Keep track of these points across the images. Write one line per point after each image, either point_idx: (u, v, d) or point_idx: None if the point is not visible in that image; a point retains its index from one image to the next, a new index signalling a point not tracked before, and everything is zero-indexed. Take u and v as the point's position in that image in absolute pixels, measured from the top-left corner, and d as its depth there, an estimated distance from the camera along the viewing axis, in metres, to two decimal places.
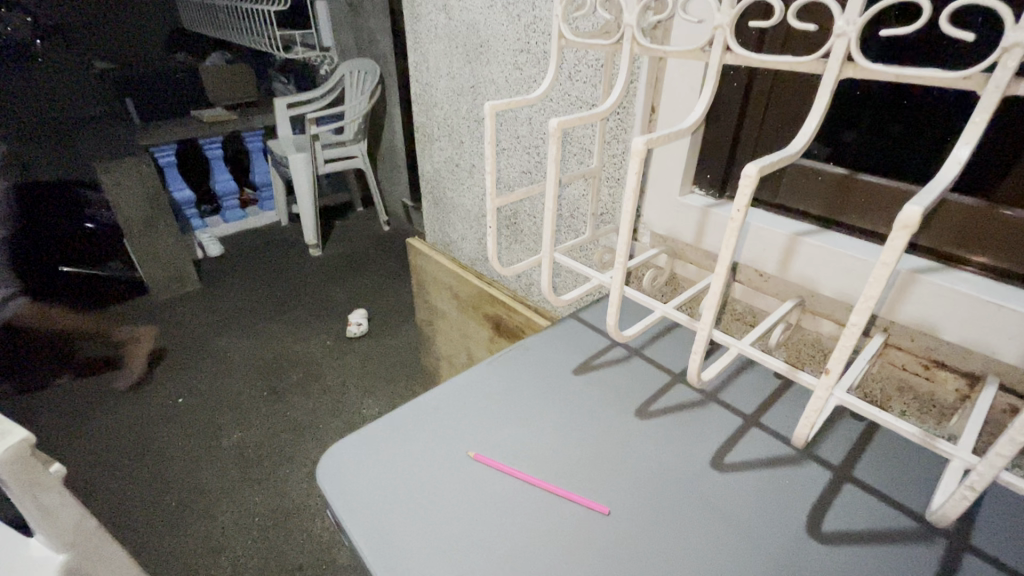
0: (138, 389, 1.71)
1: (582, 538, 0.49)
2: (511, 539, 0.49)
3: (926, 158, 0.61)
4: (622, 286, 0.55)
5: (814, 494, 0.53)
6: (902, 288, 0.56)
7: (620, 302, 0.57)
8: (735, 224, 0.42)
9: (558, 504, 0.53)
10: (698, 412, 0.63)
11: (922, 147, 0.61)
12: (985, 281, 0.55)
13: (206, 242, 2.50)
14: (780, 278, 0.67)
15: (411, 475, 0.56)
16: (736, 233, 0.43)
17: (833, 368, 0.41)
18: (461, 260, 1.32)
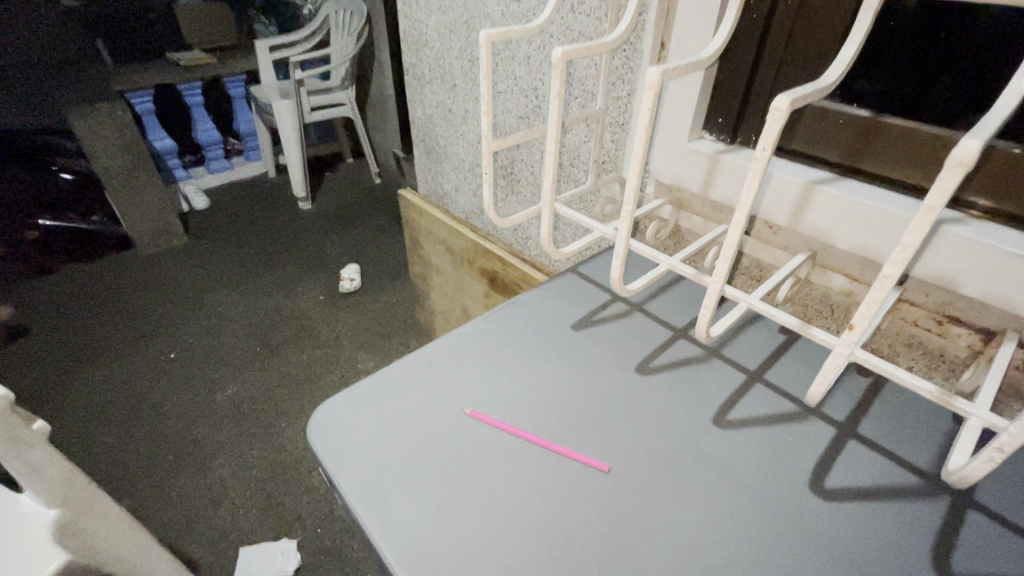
0: (127, 345, 1.68)
1: (581, 495, 0.48)
2: (508, 498, 0.48)
3: (963, 100, 0.55)
4: (628, 237, 0.52)
5: (818, 451, 0.52)
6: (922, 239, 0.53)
7: (625, 254, 0.54)
8: (760, 165, 0.38)
9: (556, 461, 0.51)
10: (700, 368, 0.61)
11: (959, 86, 0.55)
12: (1010, 232, 0.52)
13: (191, 194, 2.42)
14: (790, 231, 0.63)
15: (405, 432, 0.54)
16: (758, 176, 0.39)
17: (857, 324, 0.38)
18: (455, 213, 1.27)
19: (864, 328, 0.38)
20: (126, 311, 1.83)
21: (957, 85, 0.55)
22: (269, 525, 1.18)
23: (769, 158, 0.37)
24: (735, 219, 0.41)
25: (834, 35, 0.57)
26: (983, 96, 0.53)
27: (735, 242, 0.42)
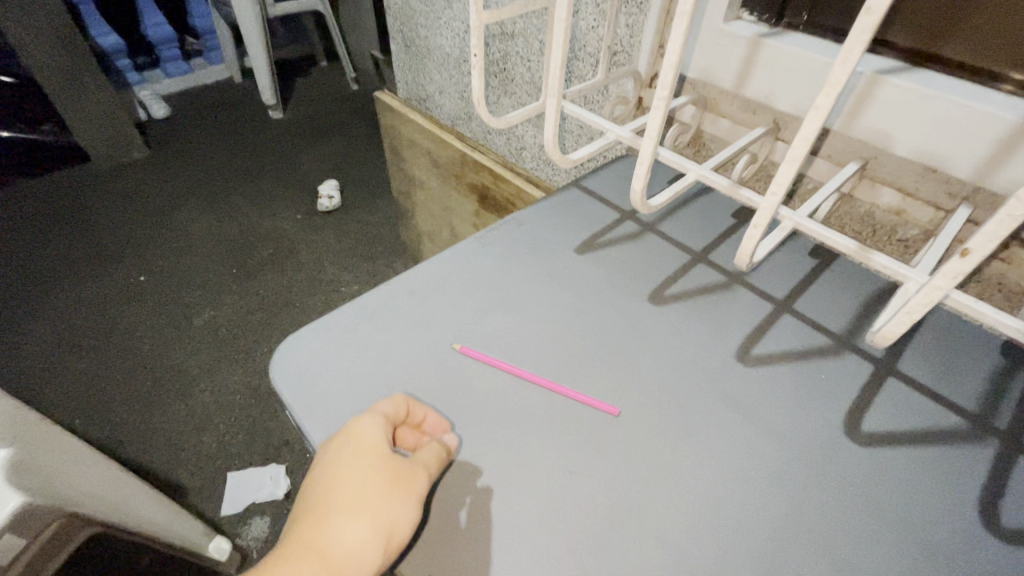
0: (92, 265, 1.58)
1: (589, 442, 0.43)
2: (503, 444, 0.42)
3: None
4: (660, 137, 0.41)
5: (854, 389, 0.46)
6: (1011, 144, 0.43)
7: (652, 161, 0.44)
8: (869, 23, 0.27)
9: (561, 405, 0.45)
10: (722, 295, 0.54)
11: None
12: None
13: (147, 101, 2.19)
14: (838, 135, 0.53)
15: (386, 372, 0.47)
16: (864, 38, 0.28)
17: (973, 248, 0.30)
18: (441, 120, 1.14)
19: (980, 253, 0.30)
20: (87, 228, 1.71)
21: None
22: (257, 450, 1.15)
23: (885, 9, 0.27)
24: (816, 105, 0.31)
25: None
26: None
27: (810, 138, 0.32)
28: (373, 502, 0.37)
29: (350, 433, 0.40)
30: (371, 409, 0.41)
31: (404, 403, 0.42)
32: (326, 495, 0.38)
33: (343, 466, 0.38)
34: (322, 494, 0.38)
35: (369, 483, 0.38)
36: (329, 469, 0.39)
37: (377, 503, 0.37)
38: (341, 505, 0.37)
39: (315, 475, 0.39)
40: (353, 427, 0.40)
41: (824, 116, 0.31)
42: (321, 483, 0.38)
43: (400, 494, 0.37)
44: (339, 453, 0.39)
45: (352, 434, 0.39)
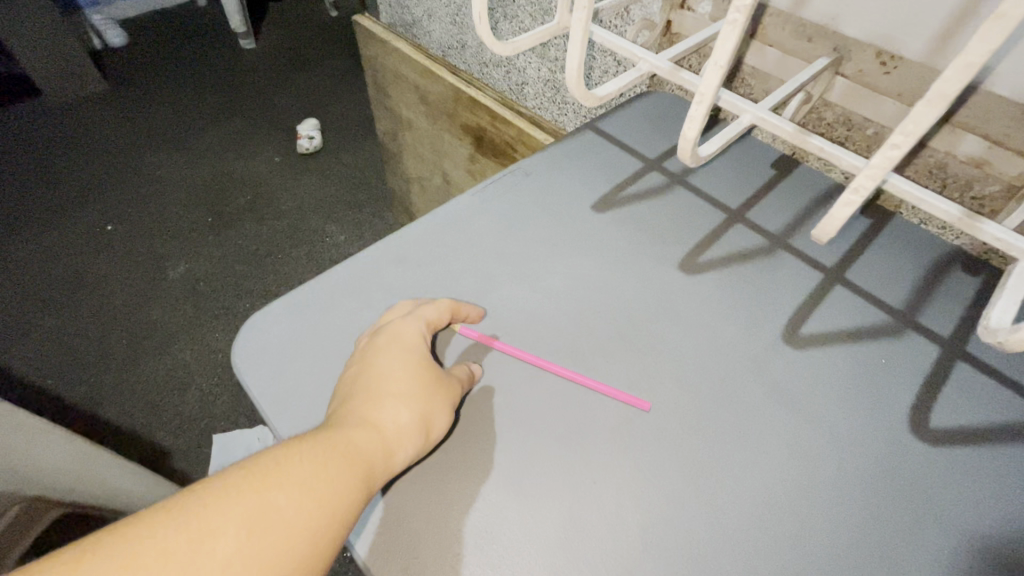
0: (53, 212, 1.46)
1: (615, 445, 0.36)
2: (513, 444, 0.36)
3: None
4: (728, 67, 0.33)
5: (918, 376, 0.40)
6: None
7: (709, 100, 0.35)
8: None
9: (581, 398, 0.38)
10: (763, 263, 0.46)
11: None
12: None
13: (102, 26, 1.95)
14: (918, 68, 0.44)
15: None
16: None
17: None
18: (429, 49, 1.00)
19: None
20: (43, 172, 1.56)
21: None
22: (242, 411, 1.10)
23: None
24: None
25: None
26: None
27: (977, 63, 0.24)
28: (422, 388, 0.36)
29: (391, 326, 0.38)
30: (410, 309, 0.40)
31: (450, 308, 0.40)
32: (366, 380, 0.36)
33: (389, 359, 0.37)
34: (361, 381, 0.36)
35: (413, 378, 0.37)
36: (366, 359, 0.37)
37: (425, 388, 0.36)
38: (386, 391, 0.36)
39: (349, 367, 0.38)
40: (392, 324, 0.39)
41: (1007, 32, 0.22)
42: (358, 372, 0.37)
43: (446, 383, 0.37)
44: (379, 343, 0.38)
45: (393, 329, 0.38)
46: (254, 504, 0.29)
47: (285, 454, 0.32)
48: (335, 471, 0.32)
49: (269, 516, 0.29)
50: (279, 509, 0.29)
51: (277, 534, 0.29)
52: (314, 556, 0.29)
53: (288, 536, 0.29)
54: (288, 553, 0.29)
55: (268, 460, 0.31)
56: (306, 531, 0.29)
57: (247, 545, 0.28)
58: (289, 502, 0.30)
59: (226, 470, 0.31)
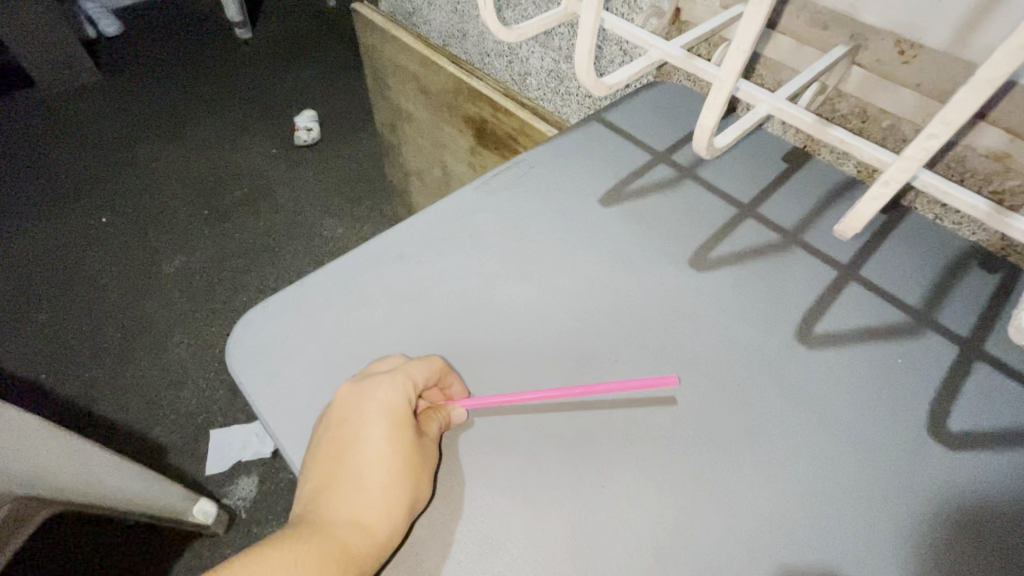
0: (46, 204, 1.44)
1: (627, 452, 0.35)
2: (518, 450, 0.35)
3: None
4: (750, 53, 0.31)
5: (937, 377, 0.38)
6: None
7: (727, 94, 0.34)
8: None
9: (589, 402, 0.37)
10: (776, 260, 0.45)
11: None
12: None
13: (96, 14, 1.92)
14: (941, 57, 0.42)
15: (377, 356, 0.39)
16: None
17: None
18: (429, 38, 0.98)
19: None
20: (36, 163, 1.54)
21: None
22: (238, 407, 1.09)
23: None
24: None
25: None
26: None
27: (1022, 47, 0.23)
28: (404, 475, 0.33)
29: (362, 394, 0.35)
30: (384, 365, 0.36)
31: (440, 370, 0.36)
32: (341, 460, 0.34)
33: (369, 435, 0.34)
34: (338, 462, 0.34)
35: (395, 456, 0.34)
36: (338, 433, 0.34)
37: (408, 473, 0.33)
38: (368, 475, 0.34)
39: (319, 439, 0.34)
40: (364, 388, 0.35)
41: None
42: (331, 448, 0.34)
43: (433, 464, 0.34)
44: (354, 415, 0.34)
45: (367, 397, 0.34)
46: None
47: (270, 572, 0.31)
48: None
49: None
50: None
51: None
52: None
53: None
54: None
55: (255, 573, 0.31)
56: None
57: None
58: None
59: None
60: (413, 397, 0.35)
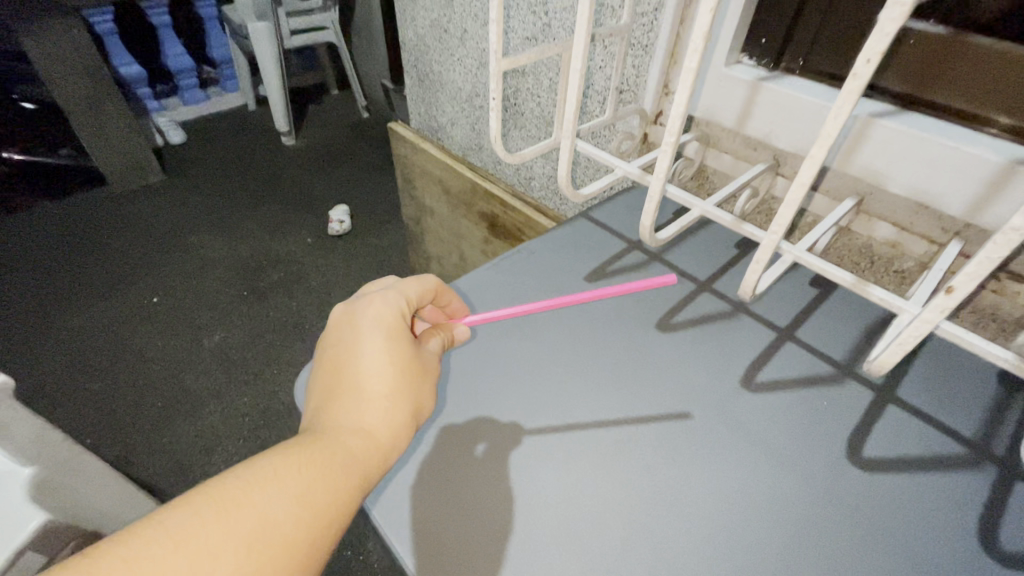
0: (106, 285, 1.61)
1: (610, 471, 0.44)
2: (525, 468, 0.44)
3: None
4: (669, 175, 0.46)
5: (855, 416, 0.48)
6: (996, 183, 0.46)
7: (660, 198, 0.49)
8: (858, 85, 0.30)
9: (585, 434, 0.46)
10: (727, 324, 0.56)
11: None
12: None
13: (165, 127, 2.25)
14: (835, 172, 0.56)
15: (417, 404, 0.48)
16: (855, 95, 0.31)
17: (958, 287, 0.31)
18: (451, 150, 1.18)
19: (966, 292, 0.31)
20: (100, 249, 1.73)
21: None
22: None
23: (872, 74, 0.30)
24: (813, 154, 0.34)
25: None
26: None
27: (807, 183, 0.36)
28: (402, 381, 0.42)
29: (360, 322, 0.45)
30: (374, 295, 0.47)
31: (432, 288, 0.50)
32: (344, 376, 0.43)
33: (371, 350, 0.43)
34: (345, 375, 0.43)
35: (396, 368, 0.43)
36: (342, 355, 0.44)
37: (405, 382, 0.43)
38: (369, 386, 0.42)
39: (332, 358, 0.44)
40: (361, 317, 0.45)
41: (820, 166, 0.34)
42: (338, 368, 0.43)
43: (422, 375, 0.44)
44: (355, 339, 0.44)
45: (367, 319, 0.45)
46: (254, 522, 0.32)
47: (275, 470, 0.35)
48: (317, 487, 0.35)
49: (270, 531, 0.33)
50: (269, 526, 0.33)
51: (281, 543, 0.33)
52: (319, 556, 0.34)
53: (289, 544, 0.33)
54: (293, 559, 0.33)
55: (261, 477, 0.35)
56: (311, 534, 0.34)
57: (254, 563, 0.31)
58: (270, 520, 0.33)
59: (207, 487, 0.33)
60: (405, 315, 0.47)
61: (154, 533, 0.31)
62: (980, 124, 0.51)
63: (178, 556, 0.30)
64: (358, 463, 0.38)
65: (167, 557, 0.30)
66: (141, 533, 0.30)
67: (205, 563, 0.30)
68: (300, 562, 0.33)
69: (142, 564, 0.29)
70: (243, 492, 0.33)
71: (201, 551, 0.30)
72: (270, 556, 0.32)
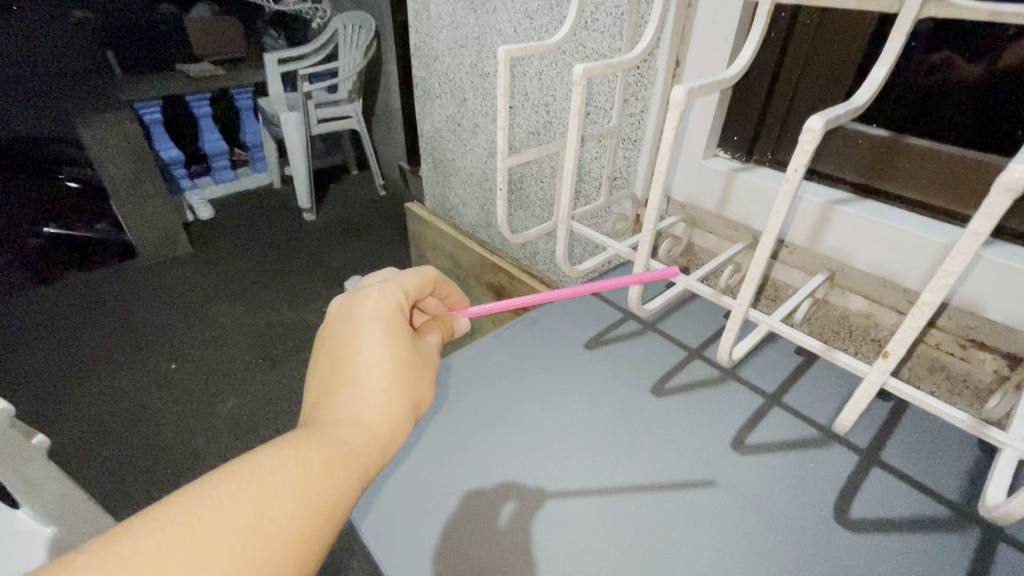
0: (128, 352, 1.67)
1: (618, 533, 0.45)
2: (545, 525, 0.46)
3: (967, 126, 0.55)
4: (650, 255, 0.53)
5: (841, 478, 0.50)
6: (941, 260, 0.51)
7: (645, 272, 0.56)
8: (792, 186, 0.37)
9: (599, 496, 0.48)
10: (717, 389, 0.60)
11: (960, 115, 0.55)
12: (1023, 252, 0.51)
13: (196, 204, 2.40)
14: (808, 250, 0.63)
15: (438, 469, 0.51)
16: (790, 196, 0.38)
17: (894, 351, 0.37)
18: (462, 227, 1.28)
19: (900, 355, 0.37)
20: (126, 318, 1.81)
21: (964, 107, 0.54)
22: None
23: (800, 179, 0.37)
24: (764, 240, 0.41)
25: (848, 70, 0.58)
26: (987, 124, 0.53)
27: (763, 263, 0.42)
28: (402, 376, 0.43)
29: (358, 314, 0.44)
30: (373, 286, 0.46)
31: (432, 280, 0.51)
32: (341, 370, 0.42)
33: (369, 344, 0.42)
34: (344, 368, 0.42)
35: (395, 362, 0.43)
36: (339, 347, 0.43)
37: (405, 376, 0.43)
38: (368, 380, 0.42)
39: (330, 351, 0.43)
40: (359, 308, 0.45)
41: (770, 250, 0.41)
42: (336, 361, 0.43)
43: (419, 370, 0.44)
44: (354, 330, 0.43)
45: (366, 312, 0.44)
46: (249, 519, 0.31)
47: (270, 465, 0.34)
48: (314, 482, 0.35)
49: (264, 529, 0.32)
50: (266, 524, 0.32)
51: (277, 541, 0.32)
52: (317, 552, 0.34)
53: (284, 542, 0.32)
54: (290, 556, 0.32)
55: (255, 474, 0.34)
56: (308, 531, 0.33)
57: (249, 561, 0.30)
58: (267, 518, 0.32)
59: (198, 485, 0.32)
60: (404, 308, 0.46)
61: (143, 530, 0.29)
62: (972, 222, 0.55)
63: (171, 555, 0.29)
64: (358, 458, 0.38)
65: (159, 554, 0.29)
66: (129, 531, 0.29)
67: (199, 560, 0.29)
68: (295, 560, 0.32)
69: (133, 561, 0.28)
70: (236, 490, 0.32)
71: (194, 549, 0.29)
72: (265, 552, 0.31)
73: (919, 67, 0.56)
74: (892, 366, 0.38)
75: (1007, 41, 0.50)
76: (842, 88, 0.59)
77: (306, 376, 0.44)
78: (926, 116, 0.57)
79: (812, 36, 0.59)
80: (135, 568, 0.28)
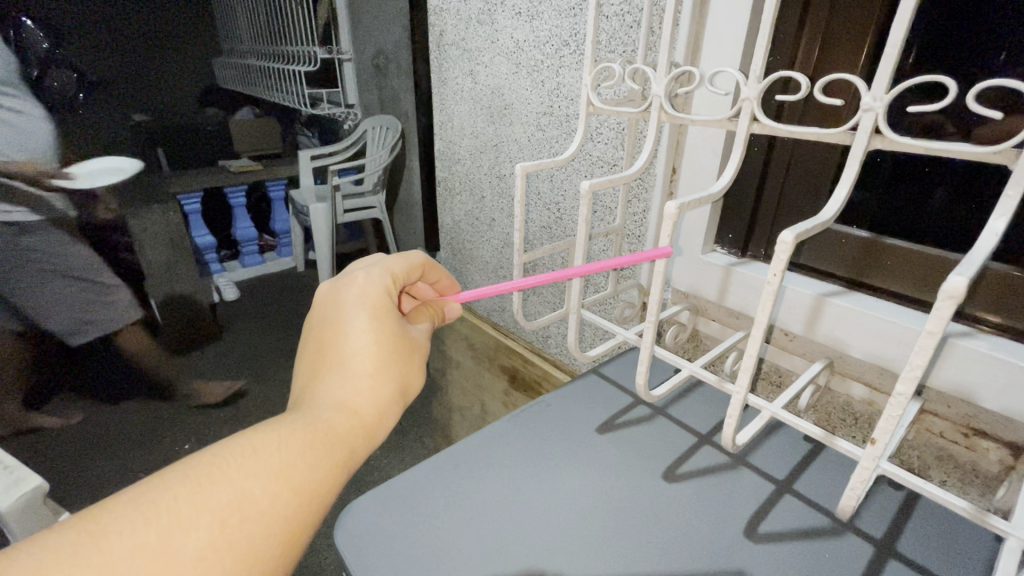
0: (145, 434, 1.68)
1: None
2: None
3: (939, 232, 0.62)
4: (655, 345, 0.57)
5: (856, 569, 0.49)
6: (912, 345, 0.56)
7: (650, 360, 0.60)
8: (774, 287, 0.42)
9: None
10: (727, 475, 0.61)
11: (930, 223, 0.63)
12: (1001, 342, 0.55)
13: (222, 286, 2.42)
14: (806, 338, 0.67)
15: (459, 560, 0.51)
16: (772, 296, 0.43)
17: (879, 438, 0.40)
18: (477, 311, 1.35)
19: (886, 442, 0.39)
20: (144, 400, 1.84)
21: (937, 218, 0.62)
22: None
23: (780, 282, 0.42)
24: (753, 332, 0.45)
25: (826, 181, 0.65)
26: (960, 232, 0.60)
27: (755, 353, 0.46)
28: (386, 358, 0.45)
29: (345, 301, 0.48)
30: (359, 274, 0.50)
31: (417, 265, 0.56)
32: (329, 355, 0.45)
33: (353, 328, 0.45)
34: (330, 352, 0.45)
35: (381, 345, 0.45)
36: (327, 332, 0.46)
37: (391, 359, 0.46)
38: (353, 364, 0.45)
39: (316, 336, 0.46)
40: (346, 294, 0.48)
41: (761, 341, 0.45)
42: (324, 346, 0.46)
43: (407, 354, 0.47)
44: (341, 317, 0.46)
45: (354, 297, 0.48)
46: (228, 500, 0.34)
47: (250, 448, 0.37)
48: (297, 464, 0.37)
49: (244, 509, 0.34)
50: (248, 503, 0.34)
51: (258, 520, 0.34)
52: (302, 531, 0.37)
53: (266, 522, 0.35)
54: (274, 533, 0.35)
55: (236, 457, 0.36)
56: (291, 512, 0.36)
57: (227, 539, 0.33)
58: (247, 498, 0.35)
59: (181, 468, 0.35)
60: (390, 292, 0.50)
61: (122, 511, 0.32)
62: (972, 319, 0.59)
63: (150, 529, 0.31)
64: (342, 440, 0.40)
65: (137, 531, 0.31)
66: (110, 509, 0.32)
67: (179, 536, 0.32)
68: (279, 537, 0.35)
69: (111, 540, 0.30)
70: (218, 471, 0.35)
71: (174, 528, 0.32)
72: (245, 532, 0.34)
73: (885, 183, 0.66)
74: (881, 452, 0.41)
75: (969, 130, 0.57)
76: (822, 198, 0.66)
77: (295, 361, 0.47)
78: (919, 206, 0.64)
79: (791, 153, 0.67)
80: (114, 544, 0.30)
